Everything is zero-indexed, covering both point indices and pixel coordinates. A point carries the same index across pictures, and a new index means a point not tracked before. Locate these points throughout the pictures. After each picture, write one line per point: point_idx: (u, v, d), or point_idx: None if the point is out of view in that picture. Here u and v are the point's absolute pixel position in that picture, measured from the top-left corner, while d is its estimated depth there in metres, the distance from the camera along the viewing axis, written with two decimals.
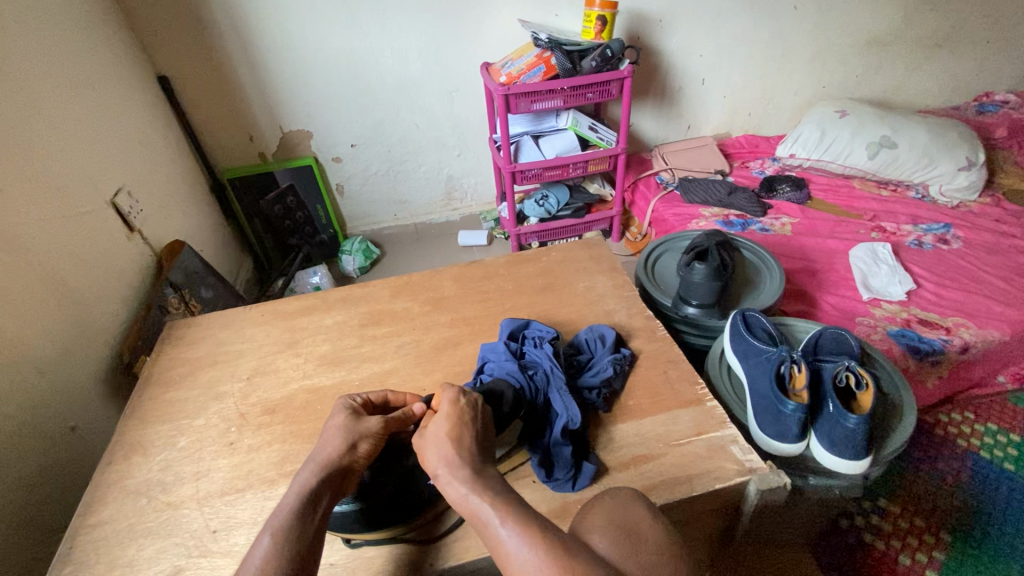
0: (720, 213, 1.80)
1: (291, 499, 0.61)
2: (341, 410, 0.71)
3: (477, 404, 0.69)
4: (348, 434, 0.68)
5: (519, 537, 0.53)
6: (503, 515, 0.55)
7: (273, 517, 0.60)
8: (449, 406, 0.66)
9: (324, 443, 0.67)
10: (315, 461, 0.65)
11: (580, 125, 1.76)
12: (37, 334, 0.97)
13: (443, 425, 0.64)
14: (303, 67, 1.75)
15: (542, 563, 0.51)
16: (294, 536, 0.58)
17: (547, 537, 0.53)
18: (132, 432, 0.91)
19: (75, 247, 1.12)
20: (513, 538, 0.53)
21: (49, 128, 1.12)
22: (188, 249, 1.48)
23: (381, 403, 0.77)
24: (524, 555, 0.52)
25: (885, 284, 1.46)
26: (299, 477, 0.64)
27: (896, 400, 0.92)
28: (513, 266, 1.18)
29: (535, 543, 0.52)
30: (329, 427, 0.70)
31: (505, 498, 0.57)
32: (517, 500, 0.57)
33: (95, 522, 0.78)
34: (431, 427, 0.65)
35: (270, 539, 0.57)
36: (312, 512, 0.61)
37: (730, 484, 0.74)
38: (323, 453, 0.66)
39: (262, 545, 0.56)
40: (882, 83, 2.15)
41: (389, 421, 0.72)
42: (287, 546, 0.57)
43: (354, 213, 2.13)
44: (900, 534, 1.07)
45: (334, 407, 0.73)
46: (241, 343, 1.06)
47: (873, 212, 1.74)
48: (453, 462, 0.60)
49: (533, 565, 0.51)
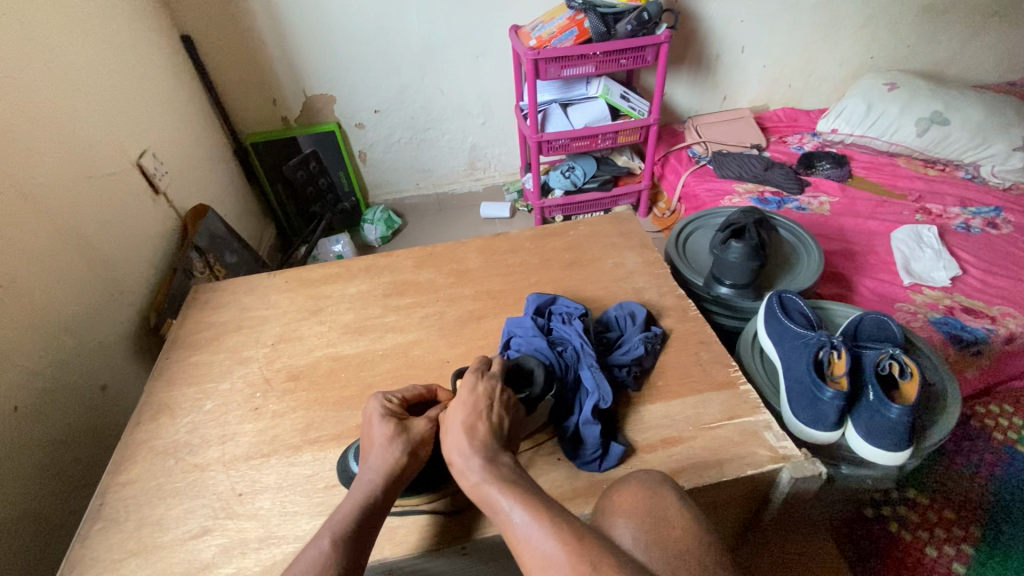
0: (755, 189, 1.73)
1: (352, 507, 0.61)
2: (390, 414, 0.69)
3: (499, 394, 0.66)
4: (405, 442, 0.67)
5: (532, 524, 0.53)
6: (514, 502, 0.55)
7: (333, 521, 0.60)
8: (466, 394, 0.65)
9: (382, 451, 0.66)
10: (378, 470, 0.64)
11: (612, 93, 1.69)
12: (65, 294, 0.98)
13: (460, 413, 0.64)
14: (327, 28, 1.70)
15: (551, 548, 0.50)
16: (352, 545, 0.58)
17: (557, 524, 0.52)
18: (159, 393, 0.92)
19: (101, 209, 1.12)
20: (526, 523, 0.53)
21: (75, 85, 1.11)
22: (212, 213, 1.48)
23: (417, 399, 0.76)
24: (536, 539, 0.52)
25: (928, 269, 1.39)
26: (360, 483, 0.64)
27: (938, 390, 0.88)
28: (540, 239, 1.15)
29: (547, 530, 0.52)
30: (383, 433, 0.68)
31: (517, 485, 0.57)
32: (531, 487, 0.58)
33: (124, 480, 0.79)
34: (450, 416, 0.65)
35: (330, 544, 0.57)
36: (369, 523, 0.61)
37: (762, 470, 0.72)
38: (384, 462, 0.65)
39: (321, 548, 0.57)
40: (934, 55, 2.01)
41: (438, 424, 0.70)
42: (341, 555, 0.57)
43: (377, 180, 2.10)
44: (929, 526, 1.04)
45: (376, 409, 0.71)
46: (265, 309, 1.06)
47: (917, 192, 1.65)
48: (464, 451, 0.61)
49: (549, 554, 0.50)
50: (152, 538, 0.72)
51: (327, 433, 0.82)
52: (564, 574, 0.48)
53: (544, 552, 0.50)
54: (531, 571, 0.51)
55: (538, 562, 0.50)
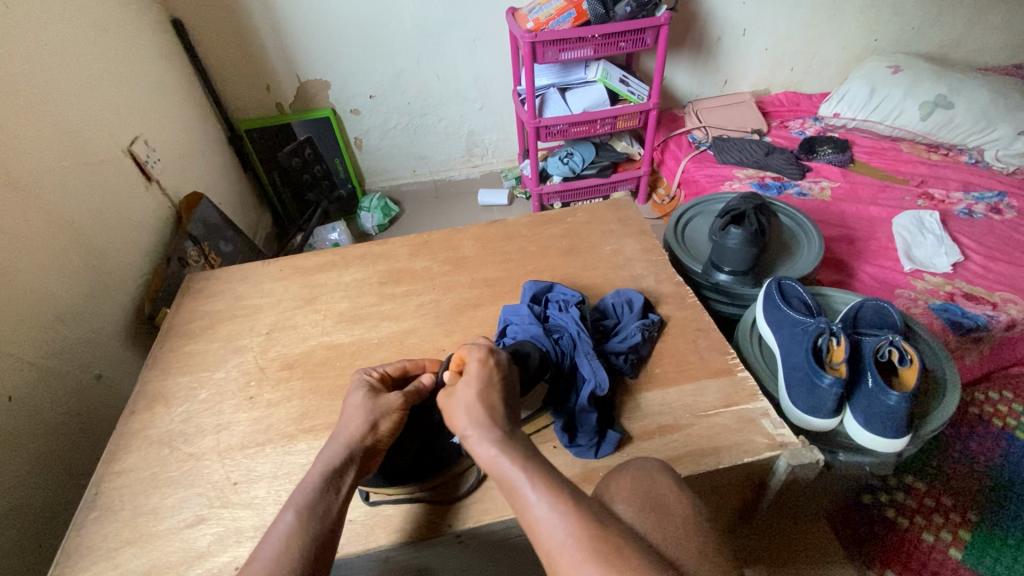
0: (755, 174, 1.71)
1: (314, 477, 0.61)
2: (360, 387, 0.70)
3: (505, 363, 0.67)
4: (368, 412, 0.67)
5: (547, 504, 0.51)
6: (530, 480, 0.53)
7: (298, 494, 0.60)
8: (477, 367, 0.64)
9: (347, 423, 0.66)
10: (339, 440, 0.64)
11: (611, 77, 1.66)
12: (57, 282, 0.96)
13: (471, 387, 0.63)
14: (321, 11, 1.66)
15: (567, 531, 0.48)
16: (317, 515, 0.58)
17: (576, 507, 0.50)
18: (154, 382, 0.91)
19: (93, 197, 1.10)
20: (541, 503, 0.51)
21: (62, 70, 1.08)
22: (206, 201, 1.46)
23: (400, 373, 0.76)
24: (551, 520, 0.50)
25: (930, 255, 1.37)
26: (324, 454, 0.64)
27: (937, 376, 0.87)
28: (537, 226, 1.13)
29: (566, 511, 0.50)
30: (350, 405, 0.68)
31: (535, 463, 0.55)
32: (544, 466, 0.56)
33: (119, 469, 0.79)
34: (456, 388, 0.64)
35: (293, 515, 0.57)
36: (334, 491, 0.61)
37: (760, 457, 0.71)
38: (346, 432, 0.65)
39: (285, 521, 0.57)
40: (939, 37, 1.97)
41: (409, 395, 0.70)
42: (309, 525, 0.57)
43: (373, 167, 2.08)
44: (925, 512, 1.04)
45: (353, 384, 0.72)
46: (259, 298, 1.05)
47: (920, 177, 1.63)
48: (479, 425, 0.59)
49: (566, 538, 0.48)
50: (147, 528, 0.72)
51: (322, 421, 0.82)
52: (580, 561, 0.47)
53: (559, 535, 0.49)
54: (542, 552, 0.49)
55: (552, 543, 0.48)
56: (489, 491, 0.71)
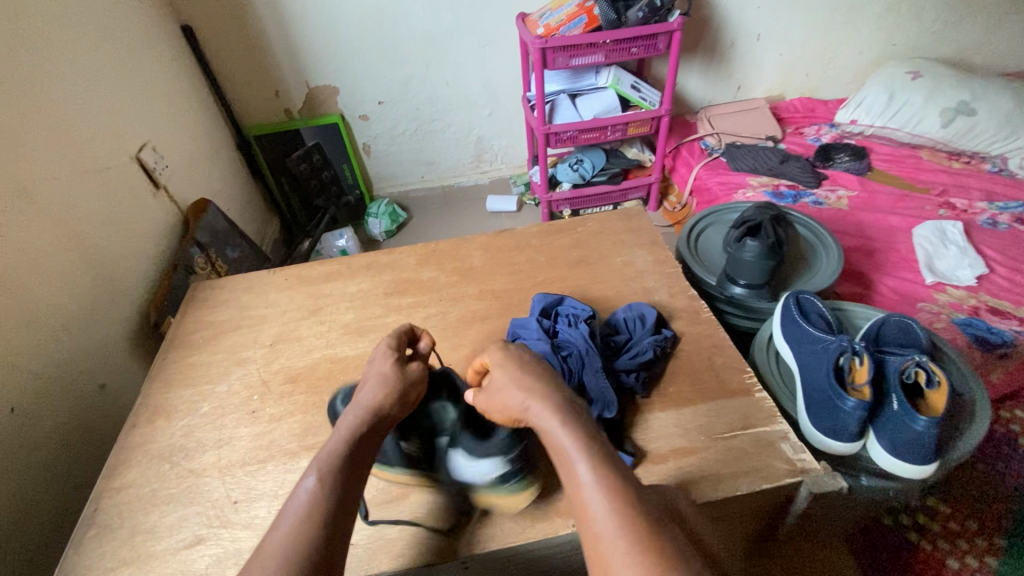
0: (770, 182, 1.68)
1: (340, 438, 0.59)
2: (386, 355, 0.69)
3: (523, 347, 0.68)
4: (396, 383, 0.65)
5: (601, 490, 0.50)
6: (582, 455, 0.53)
7: (320, 457, 0.57)
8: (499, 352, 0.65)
9: (368, 393, 0.64)
10: (365, 401, 0.63)
11: (622, 83, 1.66)
12: (63, 291, 0.96)
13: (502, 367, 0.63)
14: (329, 17, 1.66)
15: (609, 517, 0.48)
16: (341, 479, 0.55)
17: (623, 494, 0.50)
18: (156, 395, 0.90)
19: (101, 205, 1.10)
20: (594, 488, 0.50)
21: (69, 77, 1.08)
22: (214, 207, 1.46)
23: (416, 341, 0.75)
24: (596, 503, 0.49)
25: (953, 267, 1.33)
26: (347, 416, 0.62)
27: (966, 399, 0.83)
28: (547, 236, 1.11)
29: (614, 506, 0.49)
30: (377, 372, 0.67)
31: (594, 441, 0.54)
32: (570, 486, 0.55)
33: (119, 485, 0.78)
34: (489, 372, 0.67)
35: (317, 479, 0.55)
36: (359, 454, 0.59)
37: (780, 485, 0.68)
38: (371, 395, 0.63)
39: (307, 486, 0.54)
40: (959, 41, 1.93)
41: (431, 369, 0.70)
42: (331, 489, 0.54)
43: (382, 173, 2.06)
44: (951, 536, 0.99)
45: (378, 351, 0.70)
46: (264, 308, 1.03)
47: (941, 185, 1.58)
48: (536, 396, 0.59)
49: (614, 533, 0.47)
50: (145, 547, 0.70)
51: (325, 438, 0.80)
52: (626, 551, 0.46)
53: (603, 519, 0.48)
54: (590, 539, 0.49)
55: (601, 535, 0.48)
56: (496, 517, 0.69)
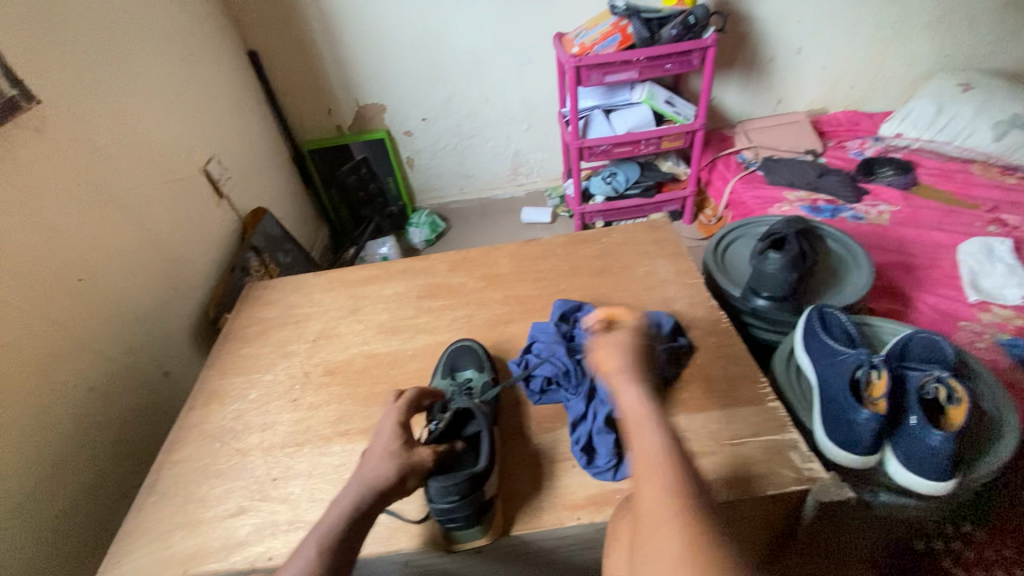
0: (807, 197, 1.66)
1: (337, 515, 0.61)
2: (392, 432, 0.69)
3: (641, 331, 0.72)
4: (398, 465, 0.66)
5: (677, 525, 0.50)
6: (657, 428, 0.58)
7: (318, 530, 0.59)
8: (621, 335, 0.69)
9: (371, 464, 0.66)
10: (364, 479, 0.64)
11: (656, 99, 1.69)
12: (138, 287, 1.08)
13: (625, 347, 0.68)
14: (379, 41, 1.78)
15: (671, 487, 0.53)
16: (337, 555, 0.57)
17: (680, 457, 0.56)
18: (211, 381, 1.00)
19: (172, 211, 1.23)
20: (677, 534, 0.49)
21: (150, 99, 1.23)
22: (269, 215, 1.59)
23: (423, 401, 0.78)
24: (660, 467, 0.55)
25: (999, 285, 1.27)
26: (346, 490, 0.63)
27: (994, 419, 0.81)
28: (572, 246, 1.15)
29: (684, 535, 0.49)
30: (380, 447, 0.68)
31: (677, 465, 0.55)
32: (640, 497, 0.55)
33: (176, 459, 0.87)
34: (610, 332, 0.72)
35: (316, 553, 0.57)
36: (357, 531, 0.60)
37: (786, 491, 0.69)
38: (370, 473, 0.65)
39: (305, 557, 0.56)
40: (1021, 51, 1.83)
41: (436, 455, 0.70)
42: (327, 562, 0.56)
43: (424, 185, 2.17)
44: (985, 564, 0.94)
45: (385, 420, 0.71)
46: (309, 307, 1.12)
47: (993, 202, 1.51)
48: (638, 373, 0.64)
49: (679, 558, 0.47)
50: (196, 514, 0.79)
51: (356, 426, 0.87)
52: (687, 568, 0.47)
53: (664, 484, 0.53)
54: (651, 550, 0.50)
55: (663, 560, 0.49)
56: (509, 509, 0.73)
